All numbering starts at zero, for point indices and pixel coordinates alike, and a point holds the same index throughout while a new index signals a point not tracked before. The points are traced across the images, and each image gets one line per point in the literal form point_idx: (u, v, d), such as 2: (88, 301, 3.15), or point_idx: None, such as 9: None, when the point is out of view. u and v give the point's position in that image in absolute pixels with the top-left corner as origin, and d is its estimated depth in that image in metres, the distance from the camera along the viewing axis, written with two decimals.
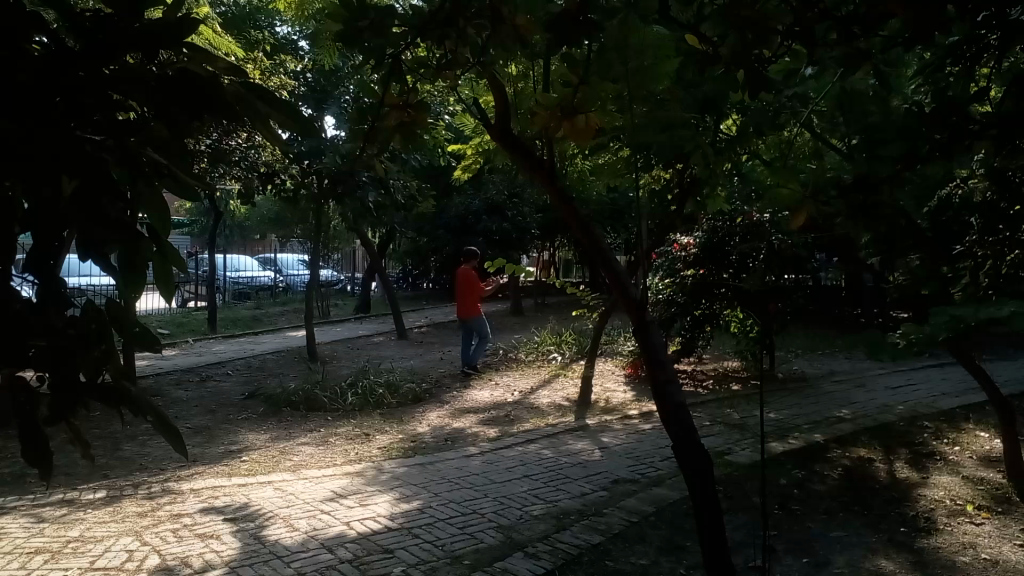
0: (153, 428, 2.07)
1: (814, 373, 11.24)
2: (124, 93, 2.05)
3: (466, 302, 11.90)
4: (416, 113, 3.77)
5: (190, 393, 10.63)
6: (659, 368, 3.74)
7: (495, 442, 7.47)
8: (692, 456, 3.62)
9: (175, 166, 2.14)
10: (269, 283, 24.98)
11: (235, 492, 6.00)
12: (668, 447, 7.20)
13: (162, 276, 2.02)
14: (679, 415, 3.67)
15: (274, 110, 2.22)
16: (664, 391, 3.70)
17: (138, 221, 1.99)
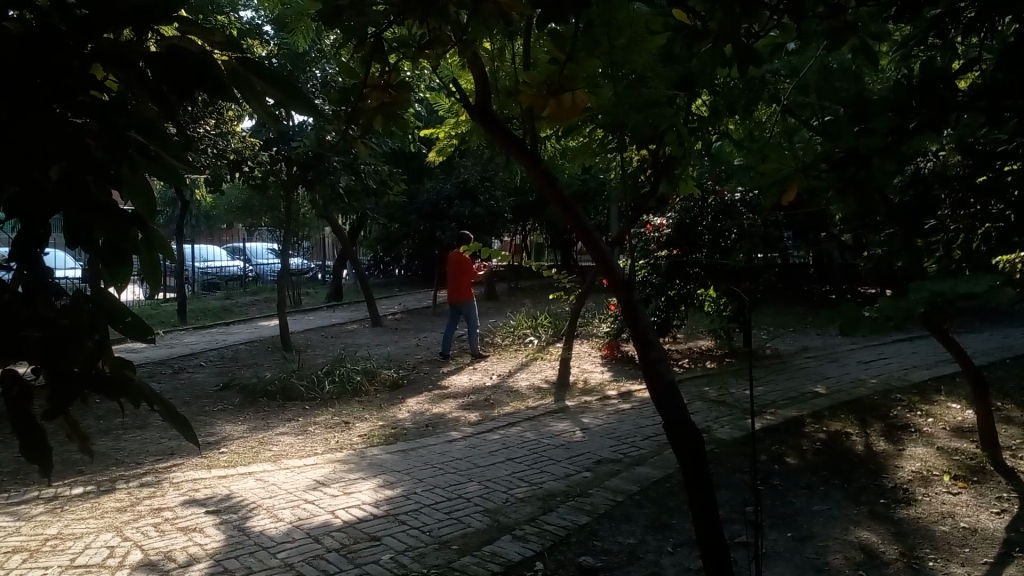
0: (158, 415, 2.11)
1: (788, 350, 11.36)
2: (109, 70, 1.97)
3: (458, 284, 11.92)
4: (397, 94, 3.75)
5: (164, 385, 10.49)
6: (648, 347, 3.79)
7: (476, 426, 7.45)
8: (683, 432, 3.66)
9: (162, 148, 2.06)
10: (239, 272, 24.66)
11: (216, 484, 5.92)
12: (649, 426, 7.25)
13: (148, 265, 2.01)
14: (670, 393, 3.71)
15: (272, 85, 2.11)
16: (653, 369, 3.74)
17: (122, 208, 1.94)
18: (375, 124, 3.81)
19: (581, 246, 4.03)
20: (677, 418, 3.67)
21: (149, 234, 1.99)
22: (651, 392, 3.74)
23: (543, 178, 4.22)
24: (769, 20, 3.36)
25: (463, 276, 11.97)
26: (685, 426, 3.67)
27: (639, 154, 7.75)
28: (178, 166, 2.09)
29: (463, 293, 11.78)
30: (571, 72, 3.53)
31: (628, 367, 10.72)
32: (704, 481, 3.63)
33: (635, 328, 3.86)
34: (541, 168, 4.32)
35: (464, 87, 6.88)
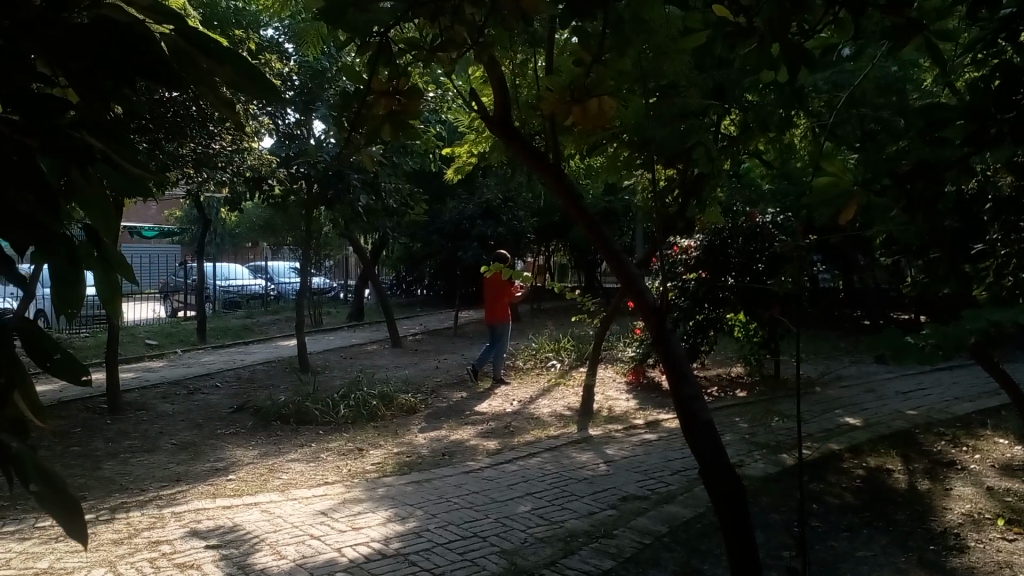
0: (34, 493, 1.64)
1: (821, 379, 10.92)
2: (46, 59, 1.75)
3: (494, 306, 11.55)
4: (407, 102, 3.52)
5: (177, 406, 10.26)
6: (684, 382, 3.49)
7: (494, 456, 7.09)
8: (723, 478, 3.38)
9: (113, 149, 1.82)
10: (260, 291, 24.49)
11: (218, 515, 5.62)
12: (677, 459, 6.86)
13: (108, 288, 1.79)
14: (707, 433, 3.44)
15: (222, 66, 1.82)
16: (690, 408, 3.46)
17: (68, 228, 1.70)
18: (384, 134, 3.59)
19: (609, 268, 3.70)
20: (714, 461, 3.40)
21: (105, 253, 1.77)
22: (687, 432, 3.47)
23: (565, 195, 3.92)
24: (824, 15, 3.06)
25: (501, 298, 11.53)
26: (722, 469, 3.40)
27: (666, 173, 7.45)
28: (136, 174, 1.83)
29: (499, 315, 11.43)
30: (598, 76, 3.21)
31: (653, 395, 10.33)
32: (745, 531, 3.35)
33: (668, 359, 3.55)
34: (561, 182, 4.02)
35: (484, 101, 6.63)
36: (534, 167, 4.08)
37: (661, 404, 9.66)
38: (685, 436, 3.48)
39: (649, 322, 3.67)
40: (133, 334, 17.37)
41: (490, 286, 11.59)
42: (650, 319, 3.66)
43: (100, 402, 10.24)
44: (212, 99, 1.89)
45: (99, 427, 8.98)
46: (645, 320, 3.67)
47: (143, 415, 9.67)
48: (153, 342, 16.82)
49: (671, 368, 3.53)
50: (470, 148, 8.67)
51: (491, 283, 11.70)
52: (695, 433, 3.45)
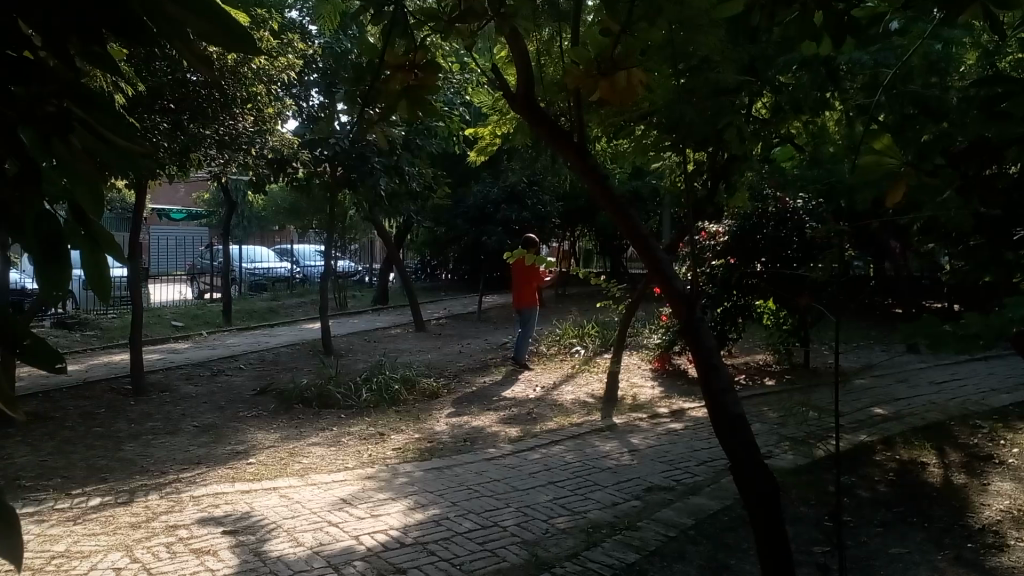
0: None
1: (852, 368, 10.68)
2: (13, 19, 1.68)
3: (520, 291, 11.42)
4: (423, 77, 3.43)
5: (200, 388, 10.27)
6: (714, 375, 3.36)
7: (516, 444, 6.97)
8: (754, 474, 3.25)
9: (97, 117, 1.83)
10: (286, 274, 24.55)
11: (236, 499, 5.56)
12: (703, 450, 6.71)
13: (93, 266, 1.90)
14: (740, 430, 3.30)
15: (190, 16, 1.68)
16: (723, 403, 3.32)
17: (54, 208, 1.84)
18: (400, 110, 3.50)
19: (637, 255, 3.55)
20: (745, 461, 3.26)
21: (96, 233, 1.90)
22: (719, 428, 3.32)
23: (590, 177, 3.76)
24: None
25: (527, 282, 11.40)
26: (753, 468, 3.25)
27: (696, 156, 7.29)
28: (122, 148, 1.84)
29: (527, 300, 11.32)
30: (628, 48, 3.06)
31: (679, 383, 10.15)
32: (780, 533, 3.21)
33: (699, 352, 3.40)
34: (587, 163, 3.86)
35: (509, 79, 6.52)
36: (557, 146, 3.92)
37: (687, 392, 9.48)
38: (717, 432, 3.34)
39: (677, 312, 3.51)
40: (159, 315, 17.48)
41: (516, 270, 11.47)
42: (679, 309, 3.50)
43: (124, 384, 10.27)
44: (185, 50, 1.77)
45: (123, 408, 9.00)
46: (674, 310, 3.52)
47: (166, 397, 9.67)
48: (179, 324, 16.90)
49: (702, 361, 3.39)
50: (495, 130, 8.50)
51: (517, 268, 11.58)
52: (727, 430, 3.30)
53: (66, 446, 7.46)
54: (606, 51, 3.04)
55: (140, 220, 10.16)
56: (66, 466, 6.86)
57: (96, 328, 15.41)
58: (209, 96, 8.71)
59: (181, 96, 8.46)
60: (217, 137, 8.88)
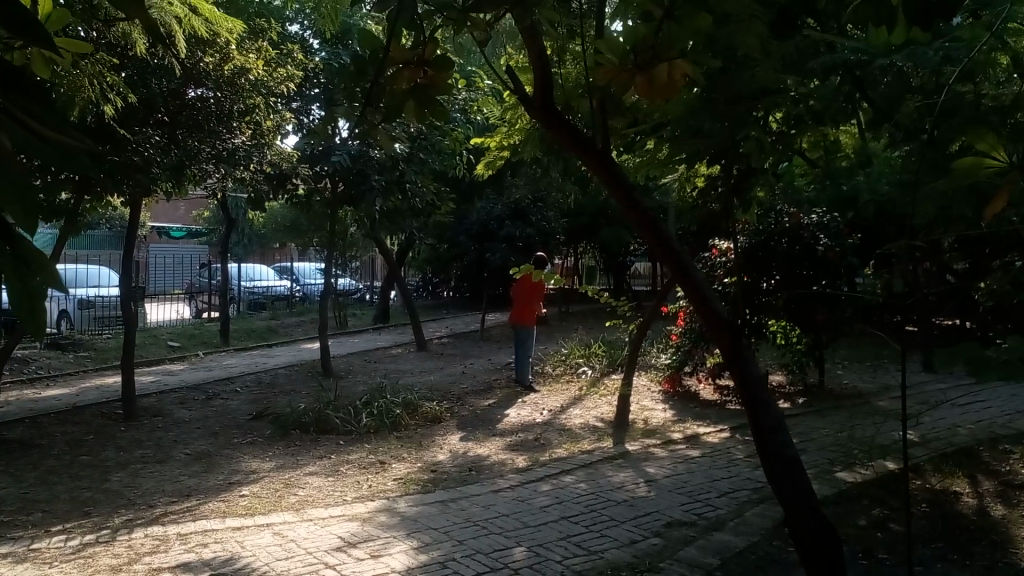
0: None
1: (870, 390, 10.33)
2: None
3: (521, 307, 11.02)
4: (433, 73, 3.42)
5: (194, 412, 9.89)
6: (765, 414, 3.40)
7: (524, 474, 6.59)
8: (804, 507, 3.35)
9: (27, 110, 1.88)
10: (286, 292, 24.15)
11: (227, 538, 5.17)
12: (722, 481, 6.35)
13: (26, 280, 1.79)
14: (793, 472, 3.37)
15: None
16: (774, 444, 3.37)
17: None
18: (408, 109, 3.52)
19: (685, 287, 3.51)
20: (794, 496, 3.35)
21: (25, 254, 1.80)
22: (771, 468, 3.39)
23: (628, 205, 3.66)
24: None
25: (530, 298, 11.01)
26: (801, 504, 3.35)
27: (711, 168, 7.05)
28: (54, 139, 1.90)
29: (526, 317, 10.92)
30: (673, 35, 2.92)
31: (691, 405, 9.78)
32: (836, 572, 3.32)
33: (749, 393, 3.43)
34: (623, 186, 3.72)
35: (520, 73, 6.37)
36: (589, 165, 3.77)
37: (700, 416, 9.10)
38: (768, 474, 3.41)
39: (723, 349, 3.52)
40: (155, 335, 17.10)
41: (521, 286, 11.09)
42: (726, 345, 3.50)
43: (115, 408, 9.88)
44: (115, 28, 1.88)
45: (113, 435, 8.61)
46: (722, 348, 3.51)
47: (159, 422, 9.29)
48: (176, 344, 16.53)
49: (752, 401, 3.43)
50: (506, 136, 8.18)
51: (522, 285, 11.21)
52: (780, 471, 3.38)
53: (50, 476, 7.07)
54: (648, 40, 2.90)
55: (133, 238, 9.83)
56: (49, 498, 6.48)
57: (89, 349, 15.02)
58: (204, 108, 8.45)
59: (175, 108, 8.27)
60: (213, 152, 8.47)
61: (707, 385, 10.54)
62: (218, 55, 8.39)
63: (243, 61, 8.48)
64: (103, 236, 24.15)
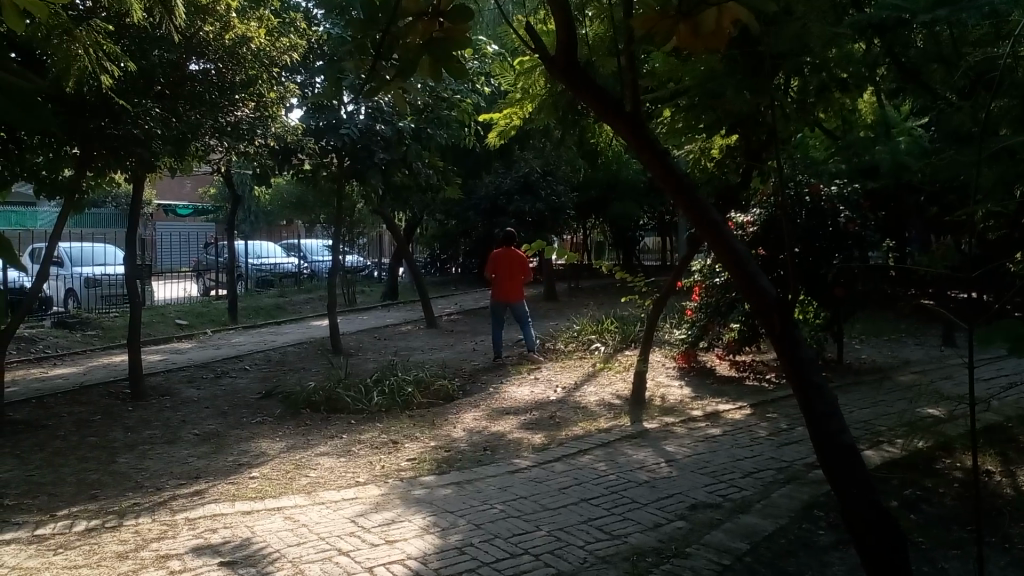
0: None
1: (890, 365, 10.12)
2: None
3: (506, 285, 11.53)
4: (451, 26, 3.24)
5: (203, 391, 9.73)
6: (819, 396, 3.53)
7: (542, 453, 6.41)
8: (857, 490, 3.43)
9: None
10: (294, 269, 23.95)
11: (237, 523, 5.00)
12: (746, 461, 6.17)
13: None
14: (848, 458, 3.47)
15: None
16: (827, 428, 3.48)
17: None
18: (423, 64, 3.37)
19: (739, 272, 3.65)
20: (845, 477, 3.44)
21: None
22: (825, 452, 3.48)
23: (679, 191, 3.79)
24: None
25: (515, 276, 11.51)
26: (853, 488, 3.44)
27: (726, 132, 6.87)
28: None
29: (515, 295, 11.50)
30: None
31: (708, 382, 9.56)
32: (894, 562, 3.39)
33: (802, 379, 3.55)
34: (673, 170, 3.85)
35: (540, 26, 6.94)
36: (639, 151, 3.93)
37: (719, 393, 8.89)
38: (821, 460, 3.51)
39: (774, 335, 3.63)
40: (162, 313, 16.95)
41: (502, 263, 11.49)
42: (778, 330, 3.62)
43: (123, 388, 9.74)
44: None
45: (120, 415, 8.46)
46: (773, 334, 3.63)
47: (167, 402, 9.14)
48: (184, 322, 16.39)
49: (805, 387, 3.55)
50: (518, 108, 8.18)
51: (500, 259, 11.57)
52: (834, 457, 3.47)
53: (56, 458, 6.92)
54: None
55: (136, 215, 9.63)
56: (55, 481, 6.32)
57: (97, 328, 14.88)
58: (206, 82, 8.21)
59: (174, 80, 8.02)
60: (215, 123, 8.25)
61: (723, 361, 10.32)
62: (219, 25, 8.20)
63: (245, 29, 8.34)
64: (109, 213, 23.95)
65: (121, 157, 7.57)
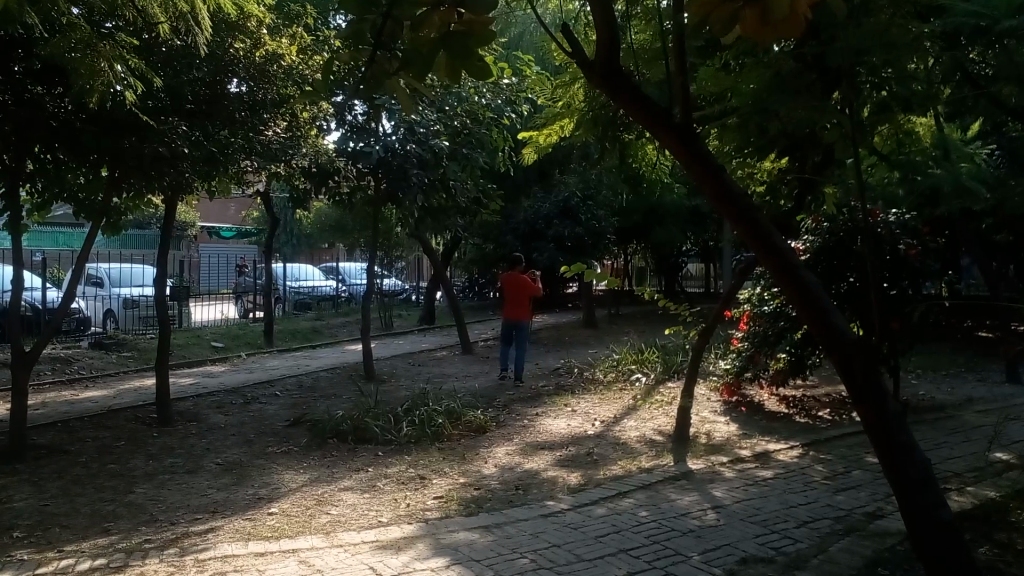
0: None
1: (951, 402, 9.52)
2: None
3: (514, 307, 11.83)
4: (469, 20, 3.35)
5: (231, 417, 9.49)
6: (898, 443, 3.52)
7: (578, 495, 5.98)
8: (938, 538, 3.45)
9: None
10: (331, 292, 23.82)
11: (248, 566, 4.67)
12: (801, 509, 5.69)
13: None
14: (930, 502, 3.48)
15: None
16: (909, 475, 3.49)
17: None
18: (440, 62, 3.49)
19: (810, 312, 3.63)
20: (924, 523, 3.47)
21: None
22: (905, 500, 3.51)
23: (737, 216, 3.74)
24: None
25: (521, 297, 11.82)
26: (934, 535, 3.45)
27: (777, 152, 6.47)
28: None
29: (521, 316, 11.72)
30: None
31: (755, 418, 9.04)
32: None
33: (879, 423, 3.54)
34: (731, 191, 3.80)
35: (587, 35, 6.91)
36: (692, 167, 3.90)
37: (768, 430, 8.38)
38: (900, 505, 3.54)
39: (844, 372, 3.60)
40: (198, 335, 16.85)
41: (510, 286, 11.85)
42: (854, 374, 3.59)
43: (151, 413, 9.54)
44: None
45: (144, 441, 8.24)
46: (844, 368, 3.59)
47: (193, 428, 8.90)
48: (220, 345, 16.28)
49: (884, 431, 3.53)
50: (557, 127, 7.94)
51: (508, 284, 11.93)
52: (914, 502, 3.49)
53: (74, 487, 6.68)
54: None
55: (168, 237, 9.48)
56: (69, 512, 6.07)
57: (132, 349, 14.80)
58: (240, 103, 8.10)
59: (205, 98, 7.93)
60: (244, 142, 8.08)
61: (771, 395, 9.84)
62: (250, 41, 8.16)
63: (275, 47, 8.27)
64: (152, 234, 24.11)
65: (152, 180, 7.38)
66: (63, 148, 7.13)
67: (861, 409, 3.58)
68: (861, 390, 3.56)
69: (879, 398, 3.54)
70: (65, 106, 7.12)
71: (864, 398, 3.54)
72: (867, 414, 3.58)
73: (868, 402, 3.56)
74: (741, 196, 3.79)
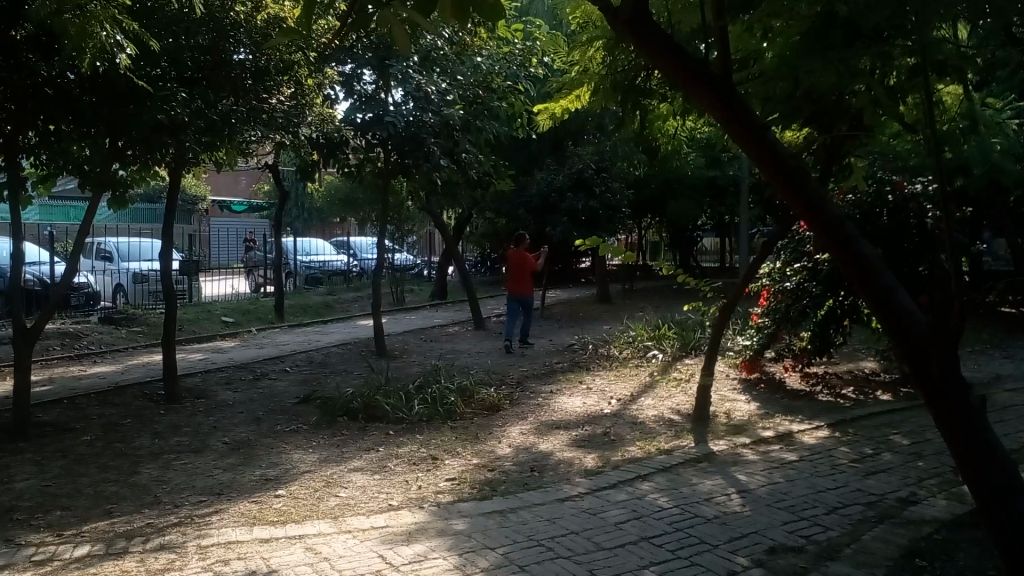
0: None
1: (980, 380, 9.22)
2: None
3: (515, 280, 12.08)
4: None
5: (239, 395, 9.30)
6: (970, 430, 3.29)
7: (596, 478, 5.75)
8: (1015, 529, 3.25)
9: None
10: (343, 266, 23.59)
11: (252, 554, 4.47)
12: (830, 494, 5.43)
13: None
14: (1004, 491, 3.28)
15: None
16: (981, 464, 3.29)
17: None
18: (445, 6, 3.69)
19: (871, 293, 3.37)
20: (998, 513, 3.28)
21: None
22: (978, 489, 3.32)
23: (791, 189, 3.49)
24: None
25: (522, 270, 12.06)
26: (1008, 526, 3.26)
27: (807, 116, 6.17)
28: None
29: (522, 287, 11.95)
30: None
31: (777, 397, 8.78)
32: None
33: (950, 412, 3.31)
34: (784, 160, 3.54)
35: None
36: (739, 135, 3.65)
37: (790, 410, 8.09)
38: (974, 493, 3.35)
39: (913, 357, 3.37)
40: (209, 310, 16.66)
41: (511, 259, 12.14)
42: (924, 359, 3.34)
43: (158, 389, 9.37)
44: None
45: (151, 419, 8.06)
46: (913, 354, 3.35)
47: (201, 406, 8.71)
48: (230, 320, 16.10)
49: (955, 420, 3.30)
50: (574, 96, 7.66)
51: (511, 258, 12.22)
52: (989, 492, 3.29)
53: (76, 467, 6.51)
54: None
55: (173, 210, 9.23)
56: (70, 493, 5.89)
57: (142, 324, 14.65)
58: (243, 70, 7.85)
59: (207, 64, 7.69)
60: (250, 111, 7.78)
61: (792, 373, 9.57)
62: (251, 6, 8.00)
63: (278, 10, 8.08)
64: (162, 209, 23.94)
65: (154, 149, 7.17)
66: (63, 117, 6.92)
67: (930, 396, 3.35)
68: (930, 376, 3.32)
69: (953, 387, 3.29)
70: (69, 77, 6.95)
71: (935, 387, 3.30)
72: (937, 401, 3.35)
73: (938, 389, 3.32)
74: (794, 163, 3.53)
